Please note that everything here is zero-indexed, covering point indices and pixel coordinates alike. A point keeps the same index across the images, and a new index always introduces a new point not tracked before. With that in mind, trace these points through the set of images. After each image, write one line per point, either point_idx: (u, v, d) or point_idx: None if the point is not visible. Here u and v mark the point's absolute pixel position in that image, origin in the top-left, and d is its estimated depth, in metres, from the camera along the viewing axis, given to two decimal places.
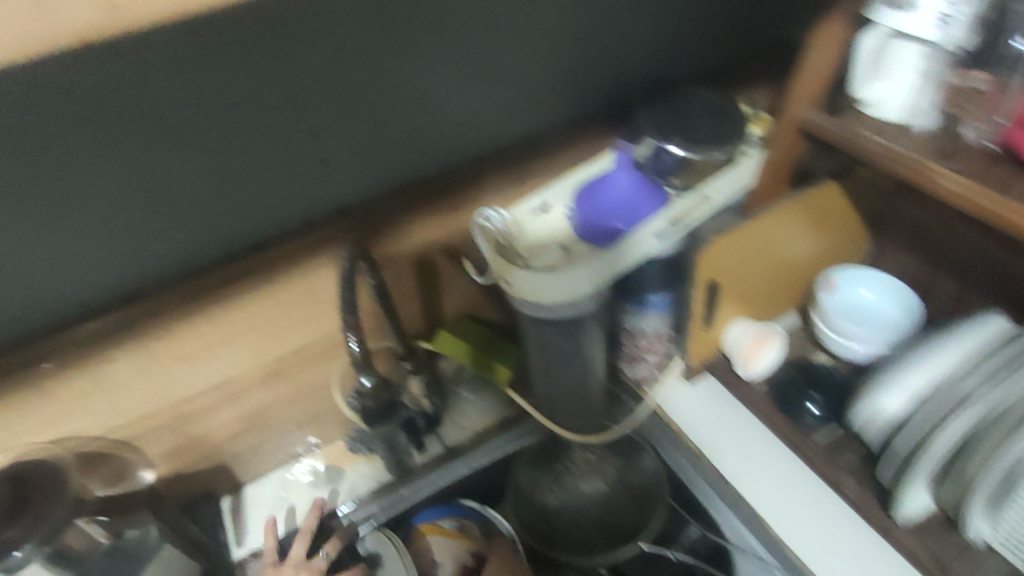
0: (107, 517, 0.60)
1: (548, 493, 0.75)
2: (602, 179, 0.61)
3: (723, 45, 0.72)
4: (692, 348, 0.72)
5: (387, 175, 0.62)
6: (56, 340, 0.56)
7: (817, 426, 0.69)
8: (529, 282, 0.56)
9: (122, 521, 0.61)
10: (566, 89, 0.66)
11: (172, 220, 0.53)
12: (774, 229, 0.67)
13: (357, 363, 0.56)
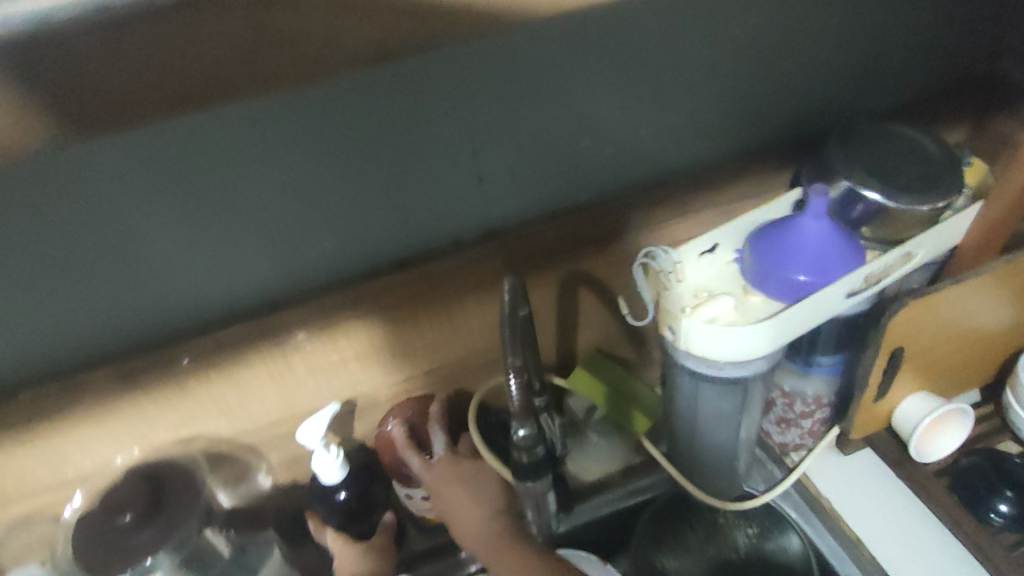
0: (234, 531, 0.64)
1: (668, 553, 0.67)
2: (789, 227, 0.53)
3: (924, 80, 0.64)
4: (857, 420, 0.64)
5: (541, 196, 0.59)
6: (202, 342, 0.56)
7: (1007, 528, 0.60)
8: (699, 336, 0.51)
9: (247, 536, 0.65)
10: (741, 120, 0.60)
11: (328, 225, 0.53)
12: (976, 296, 0.58)
13: (516, 411, 0.50)
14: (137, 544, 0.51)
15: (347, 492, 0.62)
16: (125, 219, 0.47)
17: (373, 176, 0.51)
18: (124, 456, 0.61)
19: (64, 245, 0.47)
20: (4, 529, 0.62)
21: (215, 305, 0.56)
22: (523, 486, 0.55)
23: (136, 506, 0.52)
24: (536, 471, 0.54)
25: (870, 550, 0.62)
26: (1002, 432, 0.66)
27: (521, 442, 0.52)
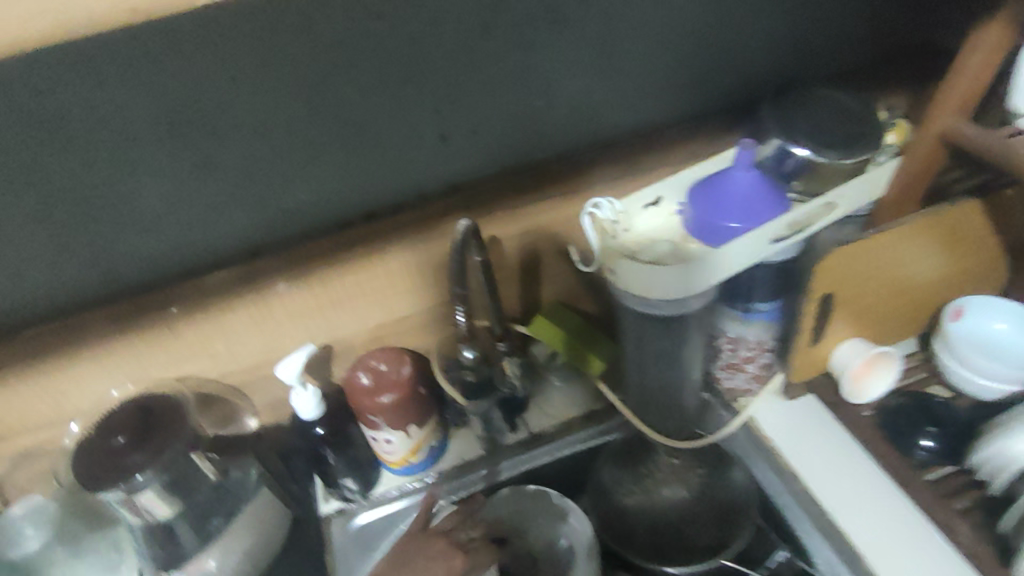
0: (218, 456, 0.67)
1: (627, 494, 0.72)
2: (721, 176, 0.58)
3: (861, 49, 0.68)
4: (796, 363, 0.69)
5: (500, 153, 0.64)
6: (187, 287, 0.62)
7: (931, 462, 0.64)
8: (632, 274, 0.55)
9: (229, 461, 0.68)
10: (687, 85, 0.65)
11: (300, 177, 0.58)
12: (899, 246, 0.63)
13: (462, 336, 0.65)
14: (131, 467, 0.56)
15: (324, 428, 0.68)
16: (116, 177, 0.51)
17: (343, 135, 0.56)
18: (118, 390, 0.66)
19: (56, 200, 0.51)
20: (9, 463, 0.67)
21: (202, 257, 0.61)
22: (475, 404, 0.71)
23: (129, 430, 0.57)
24: (485, 389, 0.71)
25: (805, 483, 0.66)
26: (930, 376, 0.71)
27: (468, 364, 0.69)
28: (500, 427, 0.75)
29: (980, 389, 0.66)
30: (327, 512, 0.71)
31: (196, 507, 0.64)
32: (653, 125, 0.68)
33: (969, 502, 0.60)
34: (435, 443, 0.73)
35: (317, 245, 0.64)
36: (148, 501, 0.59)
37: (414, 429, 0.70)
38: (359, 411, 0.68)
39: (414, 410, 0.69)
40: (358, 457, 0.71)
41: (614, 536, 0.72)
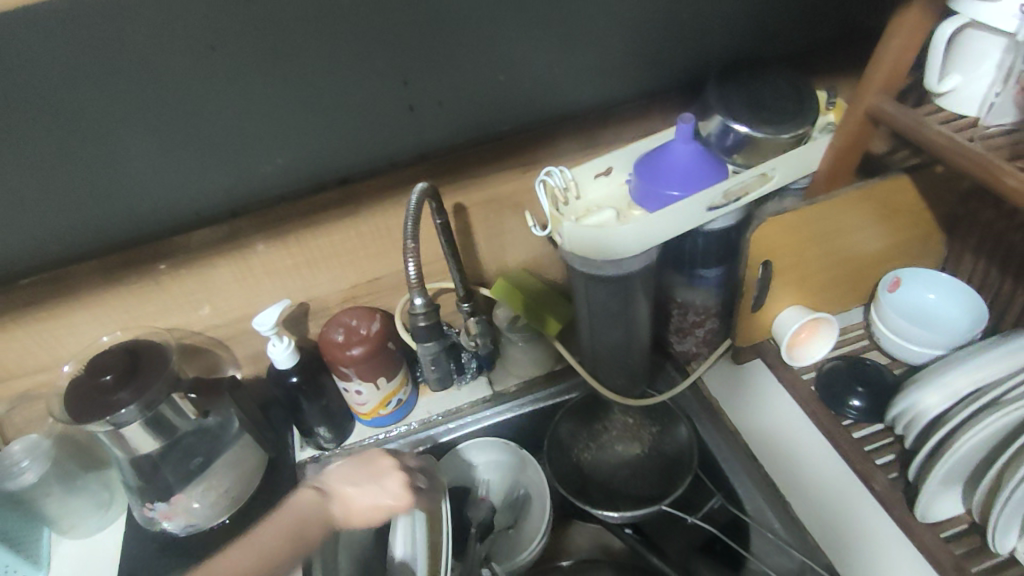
0: (197, 396, 0.71)
1: (584, 450, 0.78)
2: (663, 148, 0.63)
3: (812, 34, 0.72)
4: (740, 329, 0.74)
5: (464, 125, 0.68)
6: (167, 245, 0.67)
7: (858, 420, 0.69)
8: (577, 235, 0.61)
9: (208, 402, 0.72)
10: (644, 64, 0.69)
11: (276, 143, 0.63)
12: (834, 217, 0.68)
13: (413, 284, 0.66)
14: (116, 401, 0.62)
15: (298, 376, 0.73)
16: (106, 136, 0.56)
17: (316, 103, 0.61)
18: (109, 335, 0.71)
19: (51, 155, 0.56)
20: (9, 404, 0.73)
21: (185, 213, 0.66)
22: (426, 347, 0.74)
23: (117, 369, 0.63)
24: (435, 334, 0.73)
25: (743, 438, 0.72)
26: (867, 344, 0.76)
27: (416, 309, 0.69)
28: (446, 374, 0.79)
29: (909, 354, 0.71)
30: (302, 459, 0.77)
31: (180, 445, 0.70)
32: (612, 102, 0.73)
33: (893, 455, 0.66)
34: (405, 396, 0.79)
35: (292, 207, 0.69)
36: (135, 437, 0.67)
37: (382, 381, 0.75)
38: (331, 362, 0.73)
39: (383, 363, 0.74)
40: (330, 407, 0.76)
41: (566, 484, 0.76)
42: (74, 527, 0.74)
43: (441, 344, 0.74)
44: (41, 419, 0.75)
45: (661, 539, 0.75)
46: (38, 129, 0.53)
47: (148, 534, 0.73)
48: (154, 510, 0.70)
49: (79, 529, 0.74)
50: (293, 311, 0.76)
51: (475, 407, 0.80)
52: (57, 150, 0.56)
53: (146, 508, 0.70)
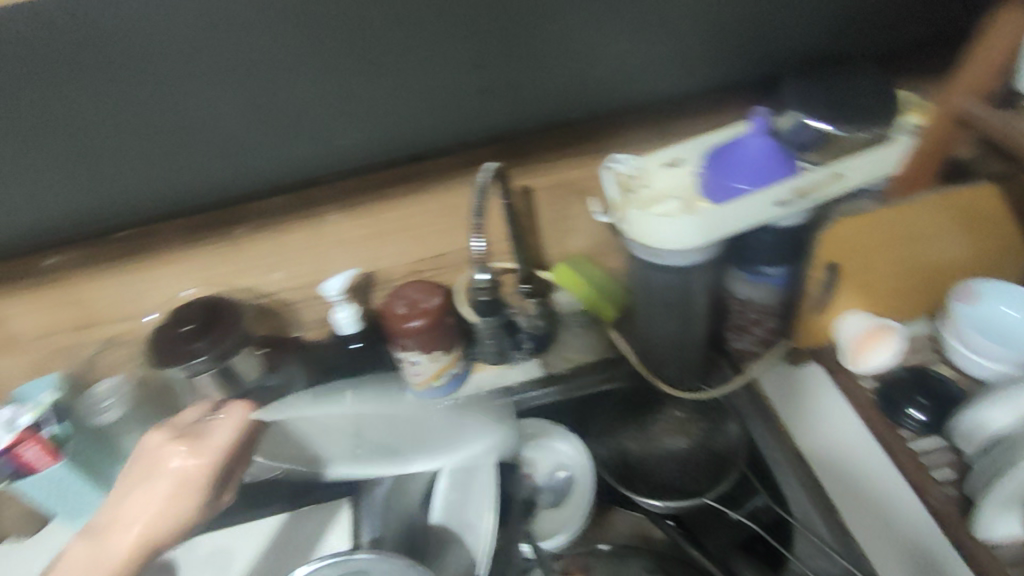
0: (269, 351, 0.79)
1: (631, 439, 0.79)
2: (735, 142, 0.62)
3: (905, 34, 0.70)
4: (799, 331, 0.75)
5: (535, 110, 0.69)
6: (249, 208, 0.72)
7: (919, 432, 0.67)
8: (641, 224, 0.62)
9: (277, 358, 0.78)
10: (724, 59, 0.68)
11: (353, 119, 0.65)
12: (908, 221, 0.67)
13: (476, 259, 0.70)
14: (191, 349, 0.68)
15: (360, 342, 0.79)
16: (199, 108, 0.59)
17: (394, 82, 0.62)
18: (189, 291, 0.76)
19: (148, 123, 0.59)
20: (99, 346, 0.79)
21: (266, 179, 0.69)
22: (485, 321, 0.77)
23: (195, 322, 0.69)
24: (494, 309, 0.76)
25: (793, 442, 0.72)
26: (935, 356, 0.73)
27: (480, 283, 0.73)
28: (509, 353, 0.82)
29: (980, 370, 0.69)
30: None
31: None
32: (686, 92, 0.72)
33: (952, 474, 0.63)
34: (458, 370, 0.81)
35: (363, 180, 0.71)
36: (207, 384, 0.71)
37: (438, 355, 0.77)
38: (393, 333, 0.75)
39: (439, 336, 0.76)
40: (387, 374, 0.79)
41: (613, 472, 0.78)
42: None
43: (500, 319, 0.77)
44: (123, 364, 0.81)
45: (703, 533, 0.74)
46: (138, 101, 0.56)
47: None
48: None
49: None
50: (358, 281, 0.79)
51: (526, 387, 0.82)
52: (153, 120, 0.59)
53: None
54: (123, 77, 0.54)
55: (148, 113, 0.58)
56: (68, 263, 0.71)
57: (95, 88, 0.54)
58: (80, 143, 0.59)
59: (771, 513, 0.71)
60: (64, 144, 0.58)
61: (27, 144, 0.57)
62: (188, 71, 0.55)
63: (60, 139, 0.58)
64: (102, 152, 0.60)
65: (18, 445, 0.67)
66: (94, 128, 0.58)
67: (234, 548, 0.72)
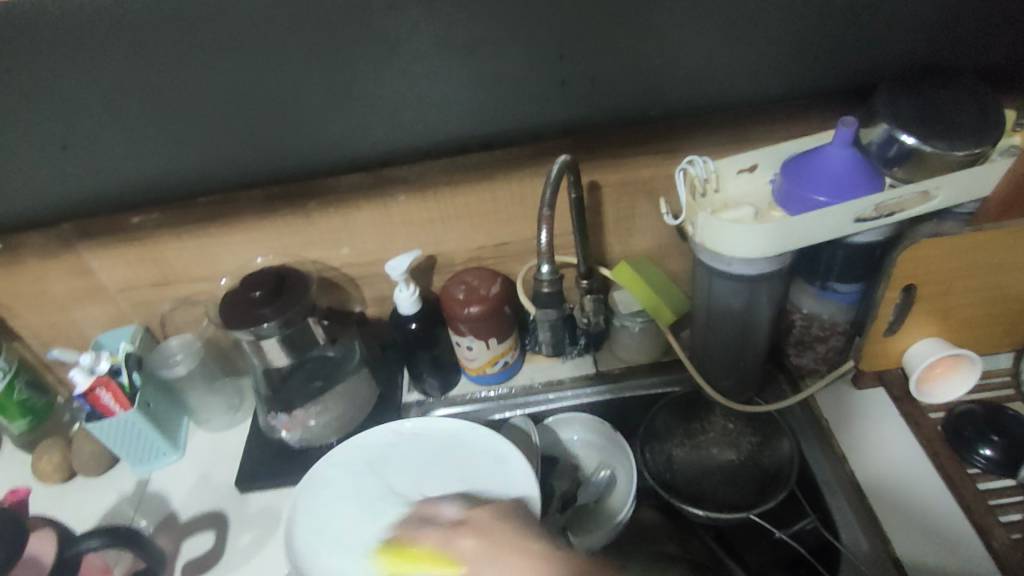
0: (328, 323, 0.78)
1: (678, 446, 0.77)
2: (817, 152, 0.60)
3: (1005, 48, 0.66)
4: (866, 354, 0.72)
5: (612, 105, 0.69)
6: (320, 183, 0.73)
7: (987, 470, 0.64)
8: (709, 227, 0.61)
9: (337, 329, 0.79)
10: (806, 59, 0.66)
11: (433, 100, 0.66)
12: (996, 246, 0.63)
13: (542, 251, 0.69)
14: (260, 316, 0.69)
15: (418, 323, 0.77)
16: (284, 71, 0.62)
17: (472, 63, 0.64)
18: (262, 258, 0.78)
19: (236, 80, 0.63)
20: (173, 304, 0.82)
21: (341, 156, 0.71)
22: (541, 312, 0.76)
23: (265, 288, 0.70)
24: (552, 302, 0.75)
25: (851, 465, 0.69)
26: (1011, 393, 0.70)
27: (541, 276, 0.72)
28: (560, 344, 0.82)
29: None
30: (410, 400, 0.83)
31: (305, 366, 0.77)
32: (768, 100, 0.70)
33: (1018, 516, 0.61)
34: (511, 359, 0.81)
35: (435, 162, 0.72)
36: (270, 349, 0.74)
37: (493, 341, 0.78)
38: (450, 317, 0.76)
39: (495, 324, 0.77)
40: (441, 357, 0.81)
41: (657, 478, 0.74)
42: (207, 421, 0.84)
43: (559, 313, 0.76)
44: (196, 321, 0.85)
45: (741, 546, 0.73)
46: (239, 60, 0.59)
47: (269, 439, 0.81)
48: (275, 419, 0.77)
49: (214, 424, 0.84)
50: (420, 263, 0.80)
51: (576, 384, 0.82)
52: (242, 77, 0.62)
53: (269, 416, 0.77)
54: (220, 24, 0.58)
55: (238, 67, 0.62)
56: (152, 223, 0.74)
57: (194, 31, 0.59)
58: (175, 91, 0.63)
59: (818, 536, 0.69)
60: (159, 91, 0.63)
61: (129, 86, 0.62)
62: (279, 28, 0.59)
63: (158, 84, 0.62)
64: (191, 105, 0.64)
65: (96, 389, 0.72)
66: (187, 79, 0.62)
67: (281, 507, 0.75)
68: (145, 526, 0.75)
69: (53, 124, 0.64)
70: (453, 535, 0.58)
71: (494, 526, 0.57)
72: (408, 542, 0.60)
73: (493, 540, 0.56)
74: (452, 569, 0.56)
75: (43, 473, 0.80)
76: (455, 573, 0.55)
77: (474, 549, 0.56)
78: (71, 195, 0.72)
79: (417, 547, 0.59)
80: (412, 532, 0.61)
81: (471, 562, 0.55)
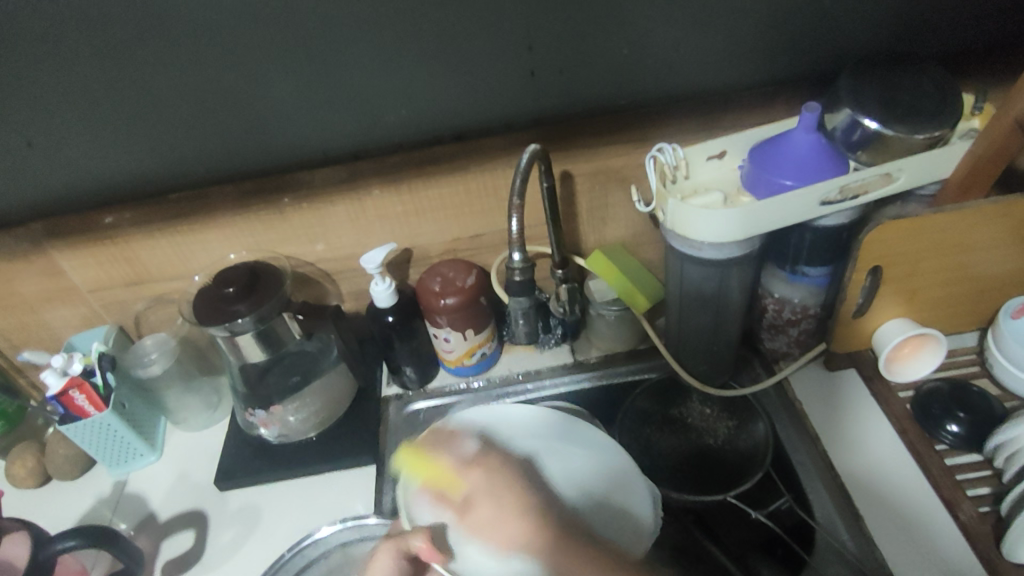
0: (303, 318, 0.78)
1: (656, 433, 0.77)
2: (783, 137, 0.61)
3: (963, 32, 0.67)
4: (836, 335, 0.73)
5: (583, 95, 0.69)
6: (293, 178, 0.73)
7: (954, 446, 0.66)
8: (680, 213, 0.61)
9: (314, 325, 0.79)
10: (773, 45, 0.67)
11: (404, 93, 0.66)
12: (959, 227, 0.65)
13: (515, 239, 0.70)
14: (234, 312, 0.68)
15: (394, 316, 0.77)
16: (252, 65, 0.62)
17: (441, 55, 0.64)
18: (235, 255, 0.77)
19: (202, 75, 0.62)
20: (146, 304, 0.82)
21: (314, 152, 0.71)
22: (516, 301, 0.76)
23: (238, 284, 0.69)
24: (526, 292, 0.75)
25: (823, 446, 0.70)
26: (977, 370, 0.72)
27: (515, 266, 0.72)
28: (537, 332, 0.82)
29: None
30: (389, 394, 0.83)
31: (283, 362, 0.77)
32: (738, 87, 0.71)
33: (986, 490, 0.63)
34: (489, 350, 0.82)
35: (408, 154, 0.72)
36: (245, 345, 0.73)
37: (470, 333, 0.78)
38: (426, 309, 0.76)
39: (472, 315, 0.77)
40: (419, 350, 0.81)
41: (633, 461, 0.74)
42: (185, 420, 0.84)
43: (531, 301, 0.77)
44: (171, 320, 0.84)
45: (717, 525, 0.73)
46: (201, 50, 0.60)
47: (248, 437, 0.80)
48: (254, 416, 0.77)
49: (190, 423, 0.84)
50: (396, 256, 0.80)
51: (554, 373, 0.82)
52: (211, 73, 0.62)
53: (247, 412, 0.77)
54: (184, 17, 0.58)
55: (203, 61, 0.61)
56: (125, 221, 0.73)
57: (158, 25, 0.58)
58: (142, 86, 0.62)
59: (794, 516, 0.70)
60: (124, 86, 0.62)
61: (93, 81, 0.61)
62: (244, 21, 0.59)
63: (125, 80, 0.62)
64: (158, 101, 0.64)
65: (70, 390, 0.71)
66: (151, 73, 0.61)
67: (262, 503, 0.75)
68: (125, 527, 0.75)
69: (15, 120, 0.63)
70: (465, 473, 0.57)
71: (500, 462, 0.57)
72: (429, 452, 0.61)
73: (499, 492, 0.54)
74: (454, 492, 0.57)
75: (17, 478, 0.79)
76: (458, 496, 0.57)
77: (487, 516, 0.53)
78: (39, 194, 0.71)
79: (436, 462, 0.60)
80: (434, 445, 0.62)
81: (476, 503, 0.55)
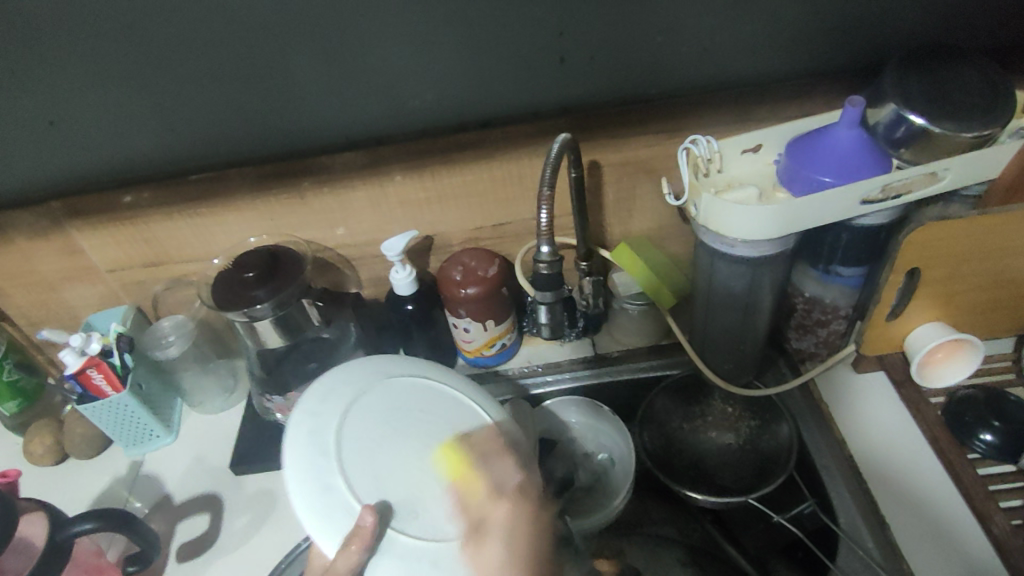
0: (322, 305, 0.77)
1: (675, 431, 0.76)
2: (824, 132, 0.58)
3: (1016, 24, 0.64)
4: (867, 338, 0.70)
5: (615, 84, 0.67)
6: (314, 162, 0.71)
7: (986, 456, 0.64)
8: (713, 209, 0.59)
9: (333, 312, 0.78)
10: (813, 35, 0.64)
11: (429, 77, 0.65)
12: (1003, 229, 0.62)
13: (540, 230, 0.68)
14: (253, 297, 0.67)
15: (414, 305, 0.76)
16: (276, 48, 0.61)
17: (469, 40, 0.62)
18: (255, 238, 0.77)
19: (226, 57, 0.61)
20: (165, 286, 0.81)
21: (335, 134, 0.69)
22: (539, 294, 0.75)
23: (258, 268, 0.68)
24: (550, 284, 0.74)
25: (849, 449, 0.68)
26: (1012, 377, 0.70)
27: (540, 258, 0.71)
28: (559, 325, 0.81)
29: None
30: None
31: (301, 347, 0.76)
32: (776, 78, 0.68)
33: (1020, 502, 0.61)
34: (509, 341, 0.80)
35: (432, 140, 0.70)
36: (264, 330, 0.73)
37: (491, 323, 0.77)
38: (447, 299, 0.75)
39: (493, 306, 0.76)
40: (438, 339, 0.80)
41: (654, 459, 0.74)
42: (202, 403, 0.83)
43: (558, 295, 0.75)
44: (189, 302, 0.84)
45: (740, 531, 0.74)
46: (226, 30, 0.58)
47: (264, 421, 0.80)
48: (271, 402, 0.76)
49: (206, 406, 0.83)
50: (417, 244, 0.79)
51: (573, 366, 0.80)
52: (234, 54, 0.61)
53: (265, 398, 0.77)
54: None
55: (225, 42, 0.60)
56: (145, 202, 0.72)
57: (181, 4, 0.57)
58: (163, 65, 0.61)
59: (815, 521, 0.69)
60: (146, 66, 0.61)
61: (114, 60, 0.60)
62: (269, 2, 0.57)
63: (146, 60, 0.60)
64: (179, 81, 0.62)
65: (87, 370, 0.71)
66: (172, 53, 0.60)
67: (276, 489, 0.75)
68: (141, 508, 0.75)
69: (35, 97, 0.62)
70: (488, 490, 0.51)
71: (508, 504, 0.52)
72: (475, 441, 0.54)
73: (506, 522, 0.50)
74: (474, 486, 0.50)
75: (34, 456, 0.79)
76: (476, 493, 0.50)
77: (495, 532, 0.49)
78: (59, 172, 0.70)
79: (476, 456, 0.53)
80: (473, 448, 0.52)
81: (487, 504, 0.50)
